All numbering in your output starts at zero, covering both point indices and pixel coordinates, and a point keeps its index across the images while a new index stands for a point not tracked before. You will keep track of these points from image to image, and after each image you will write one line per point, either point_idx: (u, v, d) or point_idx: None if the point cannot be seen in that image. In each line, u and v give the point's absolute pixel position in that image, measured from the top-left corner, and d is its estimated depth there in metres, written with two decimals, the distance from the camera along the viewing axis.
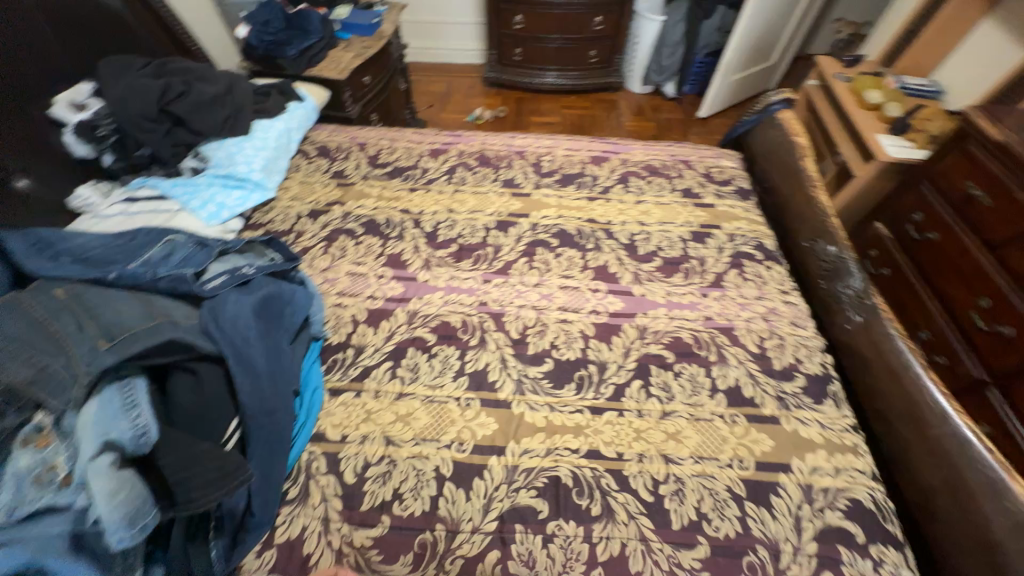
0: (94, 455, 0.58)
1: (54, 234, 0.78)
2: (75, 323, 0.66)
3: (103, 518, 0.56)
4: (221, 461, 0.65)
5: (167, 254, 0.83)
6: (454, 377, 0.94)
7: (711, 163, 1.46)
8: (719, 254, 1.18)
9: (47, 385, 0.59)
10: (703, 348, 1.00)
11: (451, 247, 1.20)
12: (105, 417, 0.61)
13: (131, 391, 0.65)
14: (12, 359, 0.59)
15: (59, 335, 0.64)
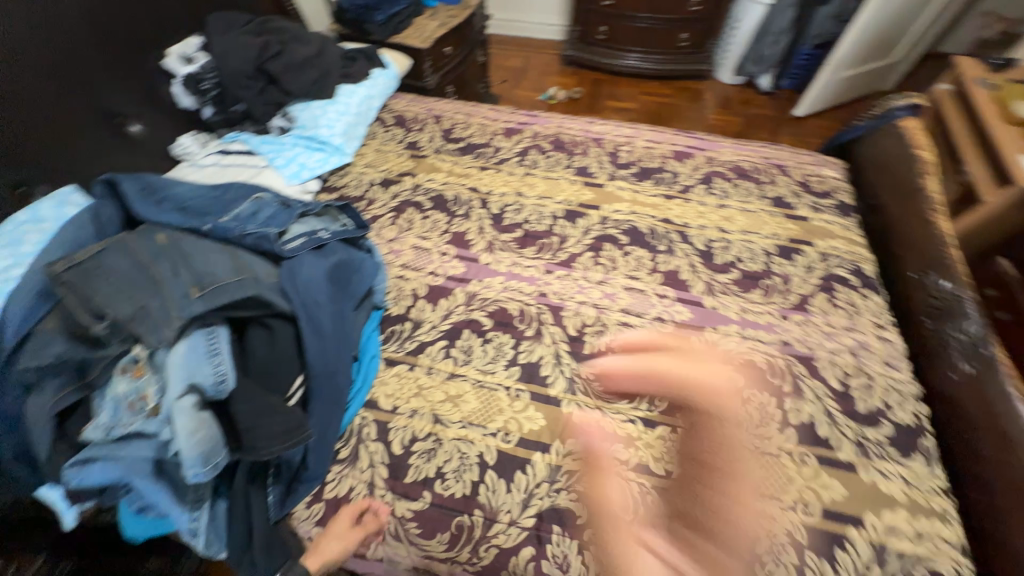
0: (179, 396, 0.62)
1: (161, 181, 0.84)
2: (172, 267, 0.70)
3: (183, 452, 0.61)
4: (286, 417, 0.68)
5: (255, 210, 0.86)
6: (506, 366, 0.93)
7: (810, 170, 1.31)
8: (807, 274, 1.07)
9: (145, 324, 0.64)
10: (776, 376, 0.91)
11: (516, 232, 1.17)
12: (190, 362, 0.65)
13: (215, 339, 0.68)
14: (120, 296, 0.65)
15: (157, 277, 0.68)
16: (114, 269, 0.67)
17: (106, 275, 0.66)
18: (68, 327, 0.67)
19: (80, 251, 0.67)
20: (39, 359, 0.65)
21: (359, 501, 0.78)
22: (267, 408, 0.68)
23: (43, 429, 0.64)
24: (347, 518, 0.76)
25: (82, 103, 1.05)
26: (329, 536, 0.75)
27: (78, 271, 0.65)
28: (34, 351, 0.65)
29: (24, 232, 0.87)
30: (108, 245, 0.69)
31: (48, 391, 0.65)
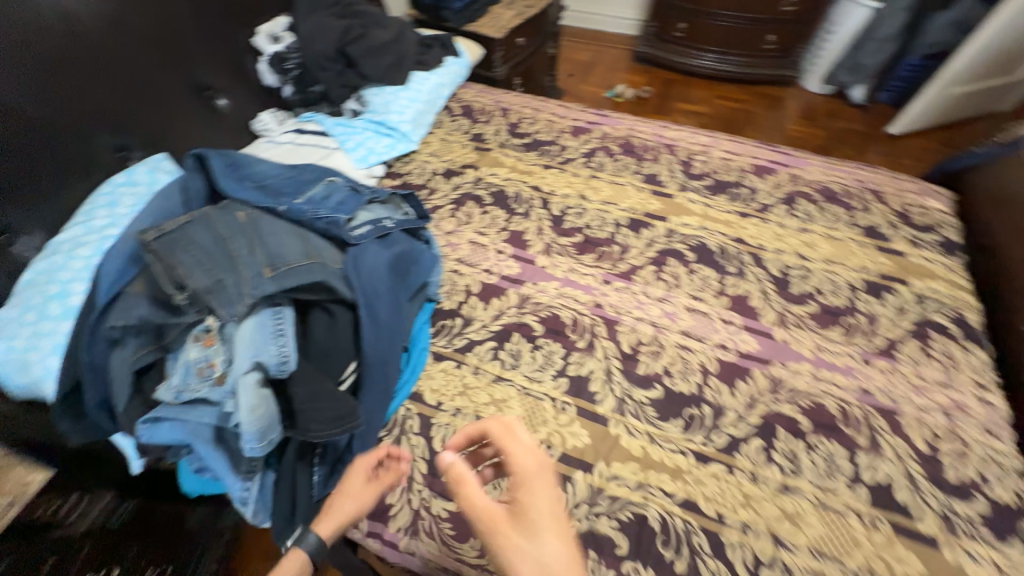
0: (246, 370, 0.64)
1: (245, 157, 0.87)
2: (249, 245, 0.72)
3: (244, 425, 0.63)
4: (340, 404, 0.70)
5: (327, 194, 0.88)
6: (554, 376, 0.90)
7: (911, 199, 1.17)
8: (898, 316, 0.96)
9: (220, 297, 0.67)
10: (852, 426, 0.83)
11: (576, 236, 1.13)
12: (258, 340, 0.67)
13: (281, 319, 0.70)
14: (200, 268, 0.68)
15: (235, 254, 0.71)
16: (196, 241, 0.70)
17: (189, 247, 0.69)
18: (152, 291, 0.71)
19: (168, 221, 0.71)
20: (125, 318, 0.68)
21: (374, 455, 0.74)
22: (324, 393, 0.69)
23: (123, 380, 0.69)
24: (363, 475, 0.72)
25: (177, 74, 1.11)
26: (347, 495, 0.71)
27: (165, 241, 0.69)
28: (120, 311, 0.69)
29: (121, 193, 0.94)
30: (194, 218, 0.73)
31: (129, 348, 0.70)
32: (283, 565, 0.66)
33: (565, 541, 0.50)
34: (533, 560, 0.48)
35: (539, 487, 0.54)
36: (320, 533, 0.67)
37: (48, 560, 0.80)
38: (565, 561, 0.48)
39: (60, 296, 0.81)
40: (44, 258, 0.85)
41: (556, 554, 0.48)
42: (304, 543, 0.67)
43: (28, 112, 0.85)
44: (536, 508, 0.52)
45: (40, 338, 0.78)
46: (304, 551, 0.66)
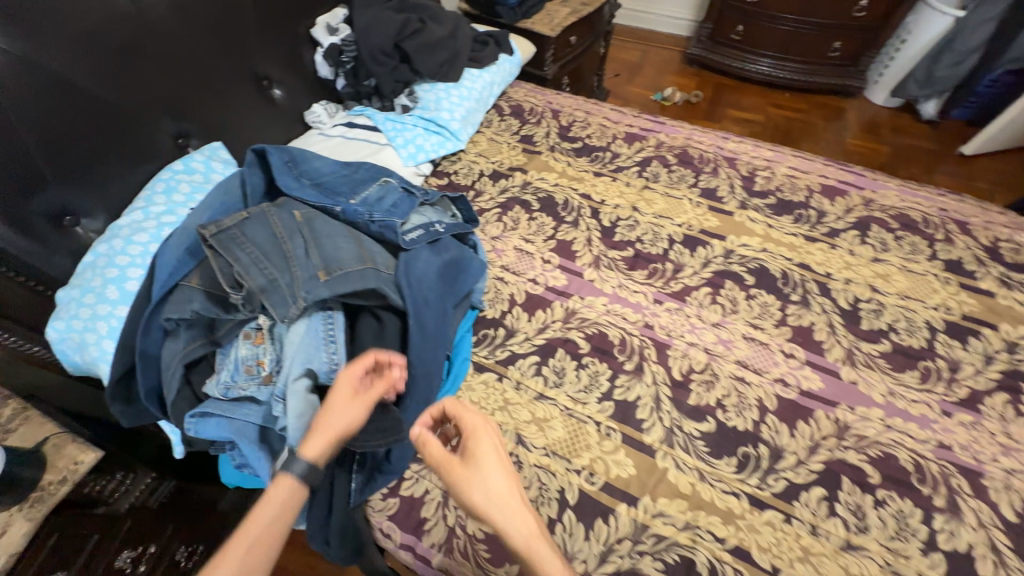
0: (296, 377, 0.64)
1: (301, 155, 0.86)
2: (303, 245, 0.71)
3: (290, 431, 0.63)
4: (384, 417, 0.69)
5: (381, 194, 0.86)
6: (600, 399, 0.86)
7: (1002, 232, 1.07)
8: (984, 365, 0.87)
9: (273, 298, 0.66)
10: (927, 484, 0.75)
11: (626, 250, 1.08)
12: (309, 345, 0.67)
13: (332, 326, 0.69)
14: (255, 266, 0.67)
15: (290, 254, 0.70)
16: (253, 239, 0.70)
17: (246, 244, 0.68)
18: (207, 286, 0.70)
19: (227, 217, 0.70)
20: (181, 311, 0.68)
21: (359, 364, 0.65)
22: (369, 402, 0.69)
23: (174, 375, 0.69)
24: (350, 385, 0.63)
25: (238, 63, 1.11)
26: (333, 408, 0.61)
27: (224, 236, 0.68)
28: (176, 304, 0.69)
29: (179, 180, 0.95)
30: (252, 215, 0.72)
31: (181, 340, 0.70)
32: (273, 492, 0.56)
33: (508, 476, 0.61)
34: (485, 487, 0.59)
35: (481, 436, 0.64)
36: (307, 453, 0.57)
37: (93, 537, 0.81)
38: (506, 485, 0.60)
39: (118, 281, 0.82)
40: (104, 241, 0.86)
41: (499, 481, 0.60)
42: (291, 468, 0.56)
43: (96, 94, 0.86)
44: (484, 451, 0.62)
45: (96, 320, 0.79)
46: (294, 474, 0.56)
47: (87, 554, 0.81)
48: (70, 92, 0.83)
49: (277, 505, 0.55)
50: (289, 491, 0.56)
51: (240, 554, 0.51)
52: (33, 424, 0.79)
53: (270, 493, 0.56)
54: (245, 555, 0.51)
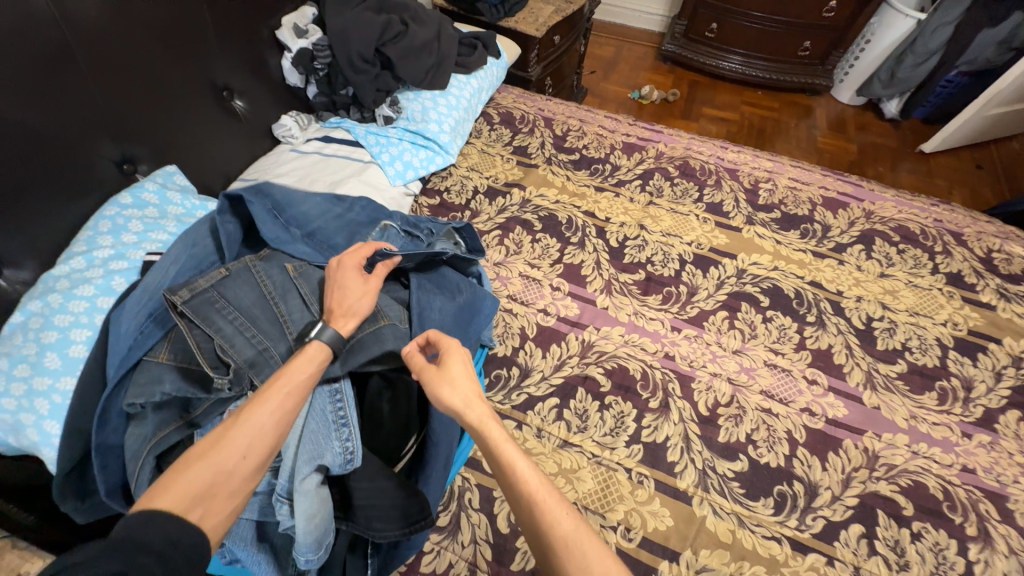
0: (305, 475, 0.57)
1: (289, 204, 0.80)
2: (295, 304, 0.68)
3: (299, 537, 0.55)
4: (405, 503, 0.61)
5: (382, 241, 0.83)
6: (628, 442, 0.81)
7: (993, 243, 1.09)
8: (994, 381, 0.89)
9: (265, 371, 0.62)
10: (958, 512, 0.76)
11: (638, 273, 1.03)
12: (317, 434, 0.59)
13: (344, 407, 0.62)
14: (242, 336, 0.63)
15: (280, 316, 0.67)
16: (234, 303, 0.65)
17: (228, 309, 0.64)
18: (179, 361, 0.62)
19: (199, 278, 0.64)
20: (147, 395, 0.58)
21: (358, 253, 0.71)
22: (387, 484, 0.62)
23: (144, 467, 0.57)
24: (354, 271, 0.69)
25: (190, 71, 0.95)
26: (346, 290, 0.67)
27: (199, 302, 0.62)
28: (142, 385, 0.59)
29: (128, 216, 0.80)
30: (232, 271, 0.67)
31: (149, 425, 0.59)
32: (304, 352, 0.60)
33: (474, 387, 0.58)
34: (452, 389, 0.57)
35: (457, 357, 0.60)
36: (338, 326, 0.63)
37: None
38: (472, 393, 0.57)
39: (58, 346, 0.68)
40: (35, 297, 0.70)
41: (464, 386, 0.57)
42: (321, 334, 0.61)
43: (15, 118, 0.70)
44: (454, 362, 0.60)
45: (34, 398, 0.65)
46: (327, 341, 0.61)
47: None
48: None
49: (315, 361, 0.59)
50: (321, 352, 0.60)
51: (280, 402, 0.55)
52: None
53: (300, 355, 0.59)
54: (282, 401, 0.55)
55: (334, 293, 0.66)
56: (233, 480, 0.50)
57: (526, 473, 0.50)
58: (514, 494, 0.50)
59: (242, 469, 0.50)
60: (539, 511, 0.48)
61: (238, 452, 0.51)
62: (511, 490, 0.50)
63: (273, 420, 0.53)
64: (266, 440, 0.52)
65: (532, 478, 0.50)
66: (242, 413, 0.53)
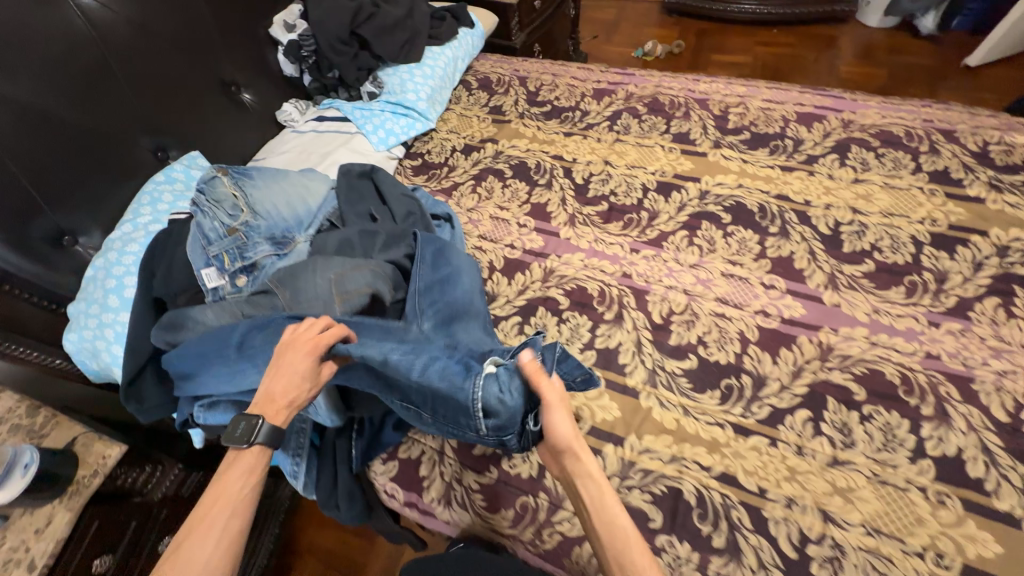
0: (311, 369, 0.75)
1: (343, 267, 0.75)
2: (293, 238, 0.82)
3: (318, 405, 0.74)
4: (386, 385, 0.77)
5: (500, 395, 0.68)
6: (582, 349, 0.88)
7: (991, 135, 1.02)
8: (973, 272, 0.85)
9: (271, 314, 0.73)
10: (914, 395, 0.75)
11: (601, 205, 1.09)
12: None
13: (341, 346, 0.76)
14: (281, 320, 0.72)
15: (303, 262, 0.76)
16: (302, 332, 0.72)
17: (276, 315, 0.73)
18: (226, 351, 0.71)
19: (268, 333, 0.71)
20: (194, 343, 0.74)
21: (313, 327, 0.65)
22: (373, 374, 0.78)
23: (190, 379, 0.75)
24: (306, 357, 0.63)
25: (202, 72, 1.13)
26: (291, 373, 0.63)
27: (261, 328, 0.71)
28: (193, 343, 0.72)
29: (160, 191, 1.00)
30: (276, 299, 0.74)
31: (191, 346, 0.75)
32: (240, 460, 0.61)
33: (576, 428, 0.67)
34: (554, 433, 0.66)
35: (555, 414, 0.66)
36: (277, 421, 0.60)
37: (132, 523, 0.91)
38: (570, 437, 0.65)
39: (117, 290, 0.88)
40: (99, 256, 0.92)
41: (563, 426, 0.66)
42: (258, 434, 0.59)
43: (71, 120, 0.91)
44: (557, 415, 0.66)
45: (104, 328, 0.86)
46: (266, 440, 0.59)
47: (129, 538, 0.91)
48: (46, 120, 0.88)
49: (256, 473, 0.61)
50: (259, 454, 0.61)
51: (221, 528, 0.55)
52: (62, 428, 0.86)
53: (243, 457, 0.61)
54: (228, 522, 0.56)
55: (277, 378, 0.62)
56: None
57: (632, 544, 0.58)
58: (617, 553, 0.58)
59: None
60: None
61: None
62: (615, 548, 0.58)
63: (218, 545, 0.55)
64: (217, 564, 0.54)
65: (643, 555, 0.57)
66: (182, 550, 0.54)
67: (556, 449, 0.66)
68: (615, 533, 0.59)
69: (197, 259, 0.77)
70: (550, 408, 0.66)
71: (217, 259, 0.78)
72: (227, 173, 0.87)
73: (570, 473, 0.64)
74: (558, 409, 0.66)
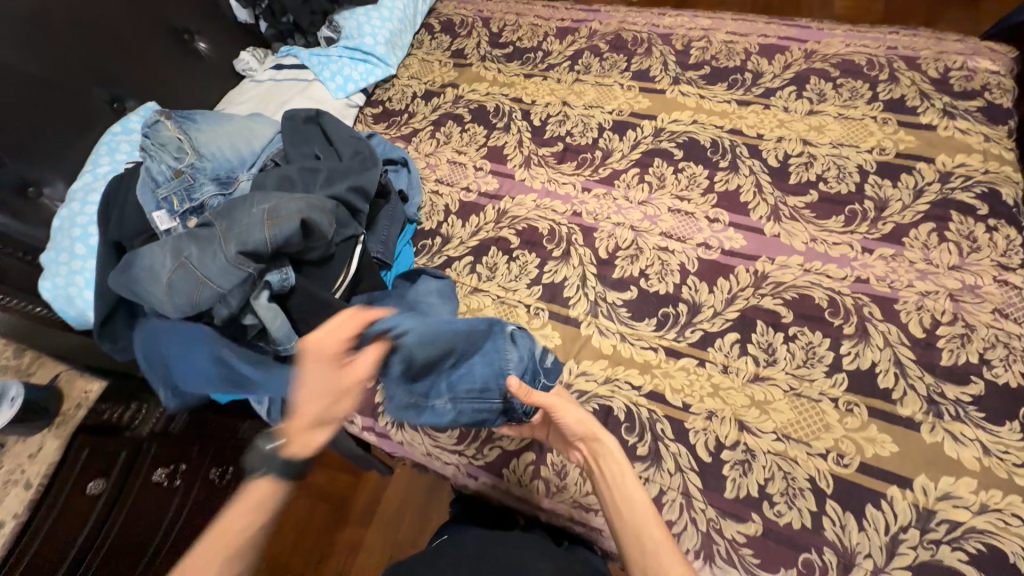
0: (256, 294, 0.78)
1: (279, 198, 0.79)
2: (237, 176, 0.91)
3: (271, 332, 0.78)
4: (335, 309, 0.82)
5: (522, 351, 0.77)
6: (529, 285, 0.92)
7: (953, 61, 0.99)
8: (913, 199, 0.86)
9: (209, 244, 0.76)
10: (839, 316, 0.78)
11: (556, 146, 1.09)
12: (231, 270, 0.75)
13: (285, 273, 0.80)
14: (218, 247, 0.76)
15: (243, 199, 0.80)
16: (237, 254, 0.75)
17: (213, 245, 0.76)
18: (174, 285, 0.75)
19: (209, 259, 0.75)
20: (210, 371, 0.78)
21: (320, 336, 0.67)
22: (319, 301, 0.82)
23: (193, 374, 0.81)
24: (321, 366, 0.65)
25: (152, 17, 1.12)
26: (308, 383, 0.64)
27: (201, 259, 0.75)
28: (141, 281, 0.76)
29: (118, 141, 1.00)
30: (213, 235, 0.77)
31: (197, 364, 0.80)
32: (246, 496, 0.59)
33: (587, 416, 0.69)
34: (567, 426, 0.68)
35: (566, 412, 0.68)
36: (295, 443, 0.61)
37: (123, 454, 0.91)
38: (584, 422, 0.68)
39: (83, 238, 0.92)
40: (63, 207, 0.94)
41: (573, 418, 0.68)
42: (271, 468, 0.59)
43: (19, 68, 0.92)
44: (566, 410, 0.68)
45: (73, 275, 0.90)
46: (275, 477, 0.59)
47: (121, 468, 0.90)
48: None
49: (260, 514, 0.58)
50: (267, 493, 0.59)
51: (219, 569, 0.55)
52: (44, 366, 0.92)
53: (245, 498, 0.59)
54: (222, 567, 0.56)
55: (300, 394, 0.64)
56: None
57: (650, 521, 0.62)
58: (632, 532, 0.61)
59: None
60: (647, 555, 0.59)
61: None
62: (632, 529, 0.61)
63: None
64: None
65: (658, 528, 0.61)
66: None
67: (576, 438, 0.69)
68: (633, 513, 0.62)
69: (147, 202, 0.84)
70: (557, 408, 0.68)
71: (167, 202, 0.85)
72: (170, 119, 0.94)
73: (590, 457, 0.68)
74: (570, 408, 0.68)
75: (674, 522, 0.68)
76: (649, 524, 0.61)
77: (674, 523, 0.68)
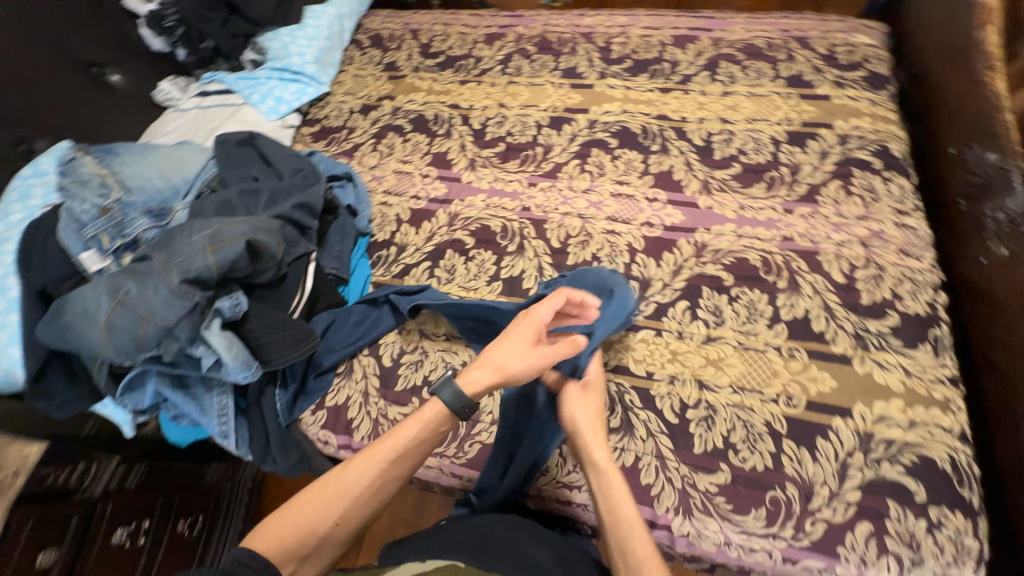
0: (207, 323, 0.75)
1: (219, 222, 0.77)
2: (171, 207, 0.88)
3: (226, 361, 0.75)
4: (295, 329, 0.81)
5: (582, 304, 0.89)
6: (488, 282, 0.94)
7: (838, 38, 1.11)
8: (820, 161, 0.96)
9: (145, 277, 0.72)
10: (772, 273, 0.86)
11: (498, 146, 1.12)
12: (173, 299, 0.71)
13: (236, 298, 0.78)
14: (158, 278, 0.72)
15: (180, 227, 0.77)
16: (181, 283, 0.72)
17: (151, 278, 0.72)
18: (112, 325, 0.70)
19: (149, 292, 0.71)
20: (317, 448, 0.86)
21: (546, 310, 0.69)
22: (277, 323, 0.81)
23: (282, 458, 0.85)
24: (530, 333, 0.68)
25: (56, 52, 1.05)
26: (509, 347, 0.66)
27: (140, 294, 0.71)
28: (75, 326, 0.71)
29: (29, 185, 0.90)
30: (151, 267, 0.73)
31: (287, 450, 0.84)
32: (424, 410, 0.64)
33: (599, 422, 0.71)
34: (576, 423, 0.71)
35: (580, 410, 0.71)
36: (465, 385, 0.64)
37: (74, 519, 0.84)
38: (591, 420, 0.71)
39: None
40: None
41: (584, 415, 0.71)
42: (450, 396, 0.63)
43: None
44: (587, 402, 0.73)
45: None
46: (446, 396, 0.63)
47: (74, 534, 0.84)
48: None
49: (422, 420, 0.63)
50: (441, 414, 0.64)
51: (379, 462, 0.60)
52: None
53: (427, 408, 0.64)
54: (379, 464, 0.60)
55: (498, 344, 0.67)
56: (325, 541, 0.57)
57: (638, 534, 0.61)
58: (617, 534, 0.62)
59: (340, 533, 0.57)
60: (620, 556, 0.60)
61: (331, 508, 0.58)
62: (616, 533, 0.62)
63: (367, 482, 0.59)
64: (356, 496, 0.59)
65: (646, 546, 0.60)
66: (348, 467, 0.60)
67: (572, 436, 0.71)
68: (620, 520, 0.63)
69: (72, 243, 0.79)
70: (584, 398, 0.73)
71: (95, 241, 0.80)
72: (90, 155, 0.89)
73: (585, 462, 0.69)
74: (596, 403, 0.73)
75: (653, 485, 0.72)
76: (637, 541, 0.60)
77: (653, 485, 0.72)
